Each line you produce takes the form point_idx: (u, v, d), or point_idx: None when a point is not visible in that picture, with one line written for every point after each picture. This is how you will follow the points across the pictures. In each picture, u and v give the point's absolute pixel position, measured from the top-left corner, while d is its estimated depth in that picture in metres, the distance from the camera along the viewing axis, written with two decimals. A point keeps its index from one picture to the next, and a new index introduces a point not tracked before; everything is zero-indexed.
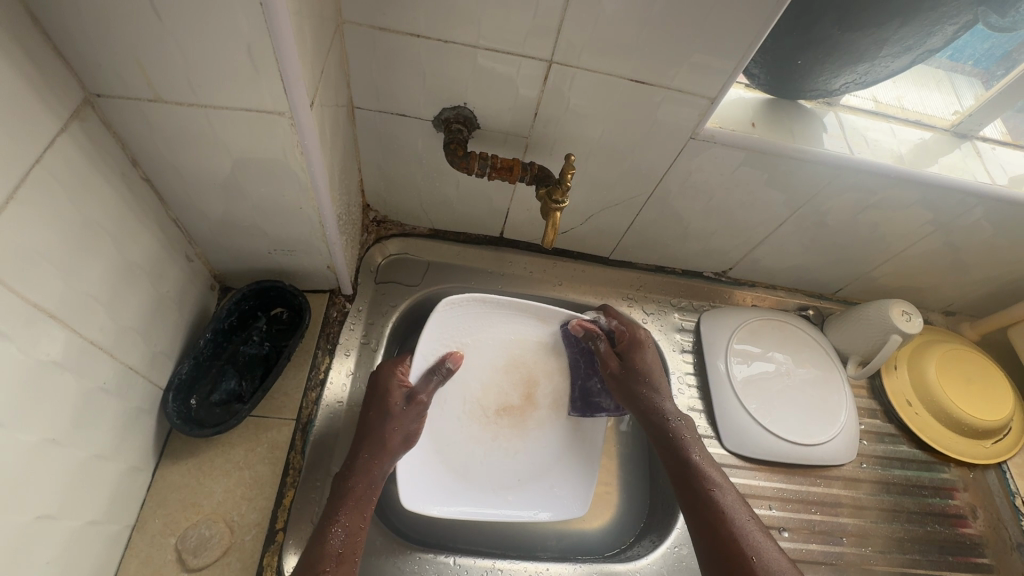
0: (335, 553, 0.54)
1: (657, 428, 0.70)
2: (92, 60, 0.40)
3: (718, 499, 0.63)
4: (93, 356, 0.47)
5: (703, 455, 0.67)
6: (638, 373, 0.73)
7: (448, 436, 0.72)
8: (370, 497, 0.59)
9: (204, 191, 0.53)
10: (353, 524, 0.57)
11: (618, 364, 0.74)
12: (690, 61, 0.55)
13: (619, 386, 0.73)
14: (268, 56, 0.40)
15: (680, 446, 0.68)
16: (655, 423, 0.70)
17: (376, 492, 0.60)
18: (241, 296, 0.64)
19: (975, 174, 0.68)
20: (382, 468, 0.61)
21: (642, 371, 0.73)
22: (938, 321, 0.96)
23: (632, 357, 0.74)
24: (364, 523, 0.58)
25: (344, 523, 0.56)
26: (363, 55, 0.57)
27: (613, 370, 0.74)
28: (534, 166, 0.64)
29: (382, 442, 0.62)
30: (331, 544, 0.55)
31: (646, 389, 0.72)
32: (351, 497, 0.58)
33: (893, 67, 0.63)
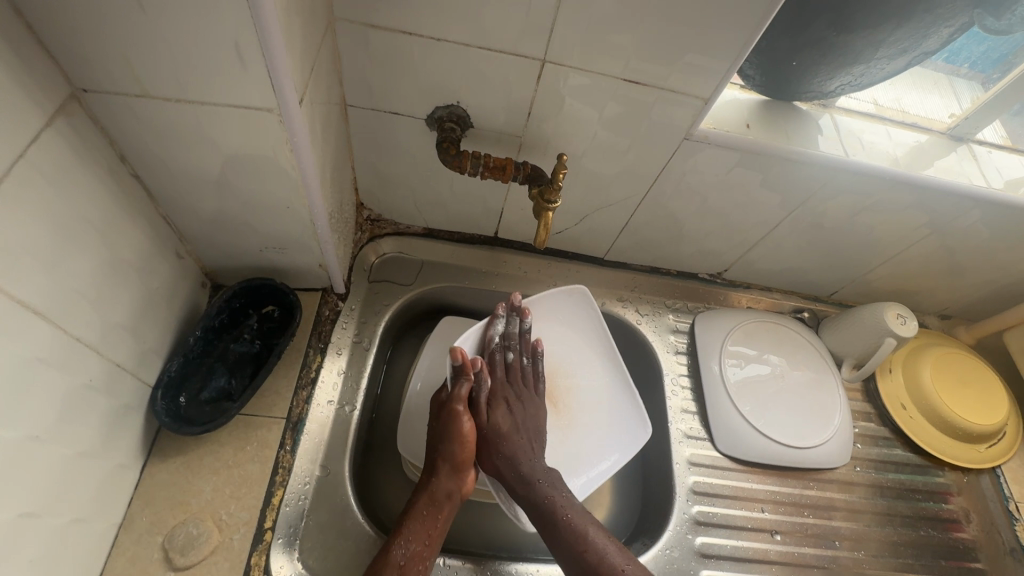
0: (396, 563, 0.55)
1: (545, 513, 0.60)
2: (77, 54, 0.39)
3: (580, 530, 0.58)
4: (78, 353, 0.46)
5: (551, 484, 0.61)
6: (510, 432, 0.64)
7: (590, 454, 0.71)
8: (437, 511, 0.60)
9: (192, 187, 0.53)
10: (415, 538, 0.57)
11: (489, 419, 0.65)
12: (683, 61, 0.55)
13: (487, 458, 0.64)
14: (255, 52, 0.39)
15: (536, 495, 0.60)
16: (541, 511, 0.60)
17: (443, 509, 0.60)
18: (231, 294, 0.63)
19: (970, 177, 0.68)
20: (447, 486, 0.61)
21: (509, 427, 0.65)
22: (934, 324, 0.96)
23: (508, 395, 0.67)
24: (428, 542, 0.58)
25: (407, 536, 0.57)
26: (355, 52, 0.57)
27: (484, 431, 0.65)
28: (527, 165, 0.64)
29: (455, 458, 0.62)
30: (394, 555, 0.55)
31: (519, 456, 0.63)
32: (419, 511, 0.59)
33: (889, 69, 0.62)
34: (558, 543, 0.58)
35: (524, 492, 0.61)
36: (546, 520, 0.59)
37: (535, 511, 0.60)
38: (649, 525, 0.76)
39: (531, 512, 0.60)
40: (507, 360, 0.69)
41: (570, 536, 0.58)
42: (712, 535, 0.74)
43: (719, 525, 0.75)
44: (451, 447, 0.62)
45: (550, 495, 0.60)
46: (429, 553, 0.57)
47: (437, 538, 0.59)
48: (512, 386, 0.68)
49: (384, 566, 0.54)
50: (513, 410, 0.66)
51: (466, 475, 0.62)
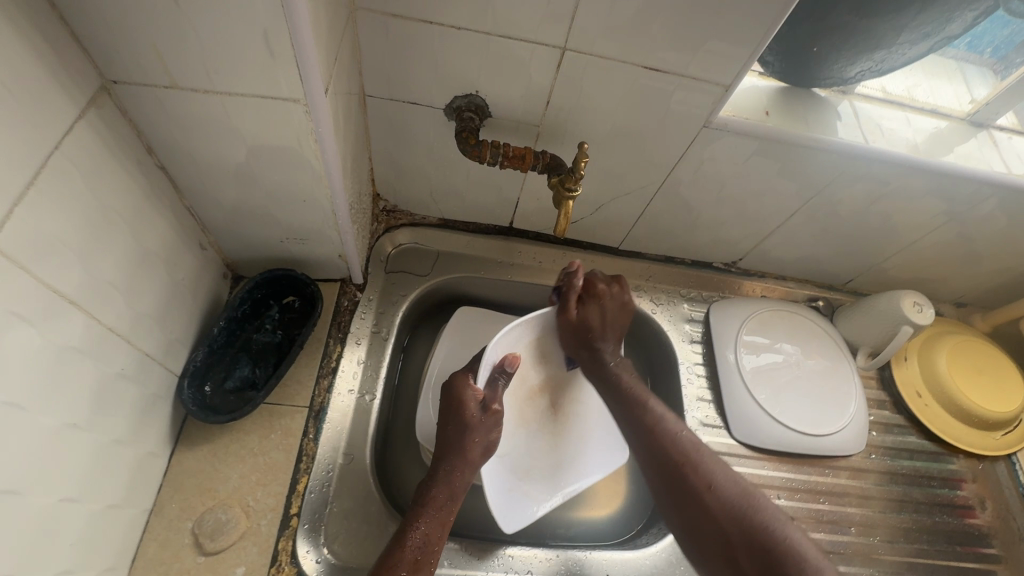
0: (411, 557, 0.53)
1: (617, 390, 0.68)
2: (107, 45, 0.40)
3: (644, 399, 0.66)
4: (111, 343, 0.47)
5: (618, 361, 0.70)
6: (597, 327, 0.69)
7: (574, 469, 0.73)
8: (450, 504, 0.59)
9: (218, 178, 0.53)
10: (432, 532, 0.56)
11: (576, 315, 0.68)
12: (706, 48, 0.54)
13: (572, 343, 0.69)
14: (284, 42, 0.40)
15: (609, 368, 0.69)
16: (614, 384, 0.68)
17: (453, 502, 0.59)
18: (253, 285, 0.64)
19: (991, 164, 0.68)
20: (464, 479, 0.61)
21: (597, 322, 0.69)
22: (949, 312, 0.96)
23: (599, 295, 0.70)
24: (442, 534, 0.57)
25: (424, 529, 0.56)
26: (376, 41, 0.57)
27: (575, 325, 0.68)
28: (546, 154, 0.63)
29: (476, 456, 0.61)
30: (409, 549, 0.54)
31: (599, 342, 0.69)
32: (435, 500, 0.58)
33: (910, 54, 0.62)
34: (627, 413, 0.66)
35: (598, 374, 0.69)
36: (618, 397, 0.67)
37: (608, 385, 0.69)
38: None
39: (603, 387, 0.69)
40: (597, 289, 0.70)
41: (632, 402, 0.66)
42: None
43: None
44: (476, 445, 0.61)
45: (619, 374, 0.69)
46: (441, 542, 0.56)
47: (448, 528, 0.58)
48: (601, 302, 0.69)
49: (399, 558, 0.53)
50: (600, 310, 0.69)
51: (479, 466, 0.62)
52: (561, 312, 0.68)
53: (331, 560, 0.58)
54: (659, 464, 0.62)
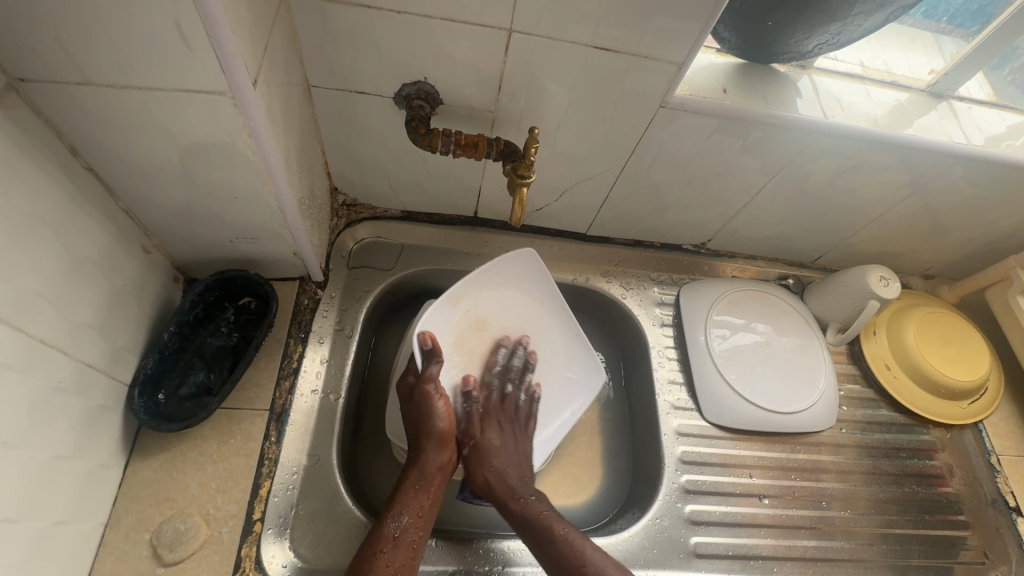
0: (390, 536, 0.56)
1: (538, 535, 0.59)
2: (7, 40, 0.37)
3: (569, 538, 0.58)
4: (44, 355, 0.45)
5: (538, 498, 0.63)
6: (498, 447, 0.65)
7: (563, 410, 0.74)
8: (426, 486, 0.60)
9: (153, 177, 0.51)
10: (410, 510, 0.58)
11: (480, 434, 0.65)
12: (655, 25, 0.53)
13: (474, 468, 0.64)
14: (198, 31, 0.37)
15: (528, 512, 0.61)
16: (533, 525, 0.60)
17: (433, 483, 0.60)
18: (204, 287, 0.62)
19: (951, 134, 0.67)
20: (431, 460, 0.61)
21: (498, 445, 0.65)
22: (917, 284, 0.96)
23: (503, 417, 0.67)
24: (424, 514, 0.59)
25: (401, 510, 0.58)
26: (314, 29, 0.54)
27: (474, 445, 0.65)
28: (499, 141, 0.62)
29: (438, 434, 0.61)
30: (388, 528, 0.56)
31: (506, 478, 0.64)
32: (408, 487, 0.60)
33: (866, 25, 0.61)
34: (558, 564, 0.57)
35: (515, 516, 0.61)
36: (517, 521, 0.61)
37: (527, 528, 0.60)
38: (640, 496, 0.77)
39: (520, 530, 0.60)
40: (505, 392, 0.68)
41: (559, 547, 0.58)
42: (702, 503, 0.75)
43: (709, 492, 0.76)
44: (427, 424, 0.60)
45: (539, 511, 0.61)
46: (424, 524, 0.58)
47: (430, 510, 0.59)
48: (507, 412, 0.68)
49: (379, 537, 0.56)
50: (504, 430, 0.67)
51: (450, 444, 0.62)
52: (465, 432, 0.65)
53: (298, 564, 0.57)
54: None
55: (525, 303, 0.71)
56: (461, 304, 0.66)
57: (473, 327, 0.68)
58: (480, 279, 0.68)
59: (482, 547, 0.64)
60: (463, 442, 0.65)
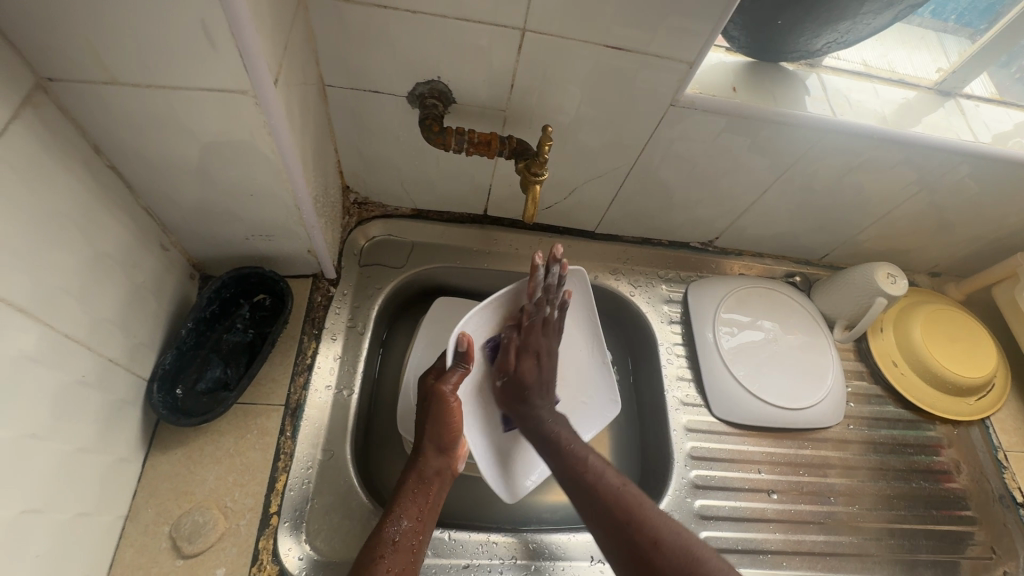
0: (390, 540, 0.55)
1: (552, 448, 0.65)
2: (38, 41, 0.38)
3: (581, 451, 0.63)
4: (69, 350, 0.46)
5: (555, 418, 0.68)
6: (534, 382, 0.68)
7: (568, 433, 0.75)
8: (426, 491, 0.60)
9: (173, 176, 0.52)
10: (409, 514, 0.58)
11: (517, 368, 0.67)
12: (666, 24, 0.53)
13: (509, 400, 0.68)
14: (223, 32, 0.38)
15: (546, 428, 0.66)
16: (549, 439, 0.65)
17: (432, 489, 0.60)
18: (221, 284, 0.63)
19: (959, 132, 0.68)
20: (431, 466, 0.61)
21: (534, 378, 0.68)
22: (923, 282, 0.97)
23: (539, 346, 0.68)
24: (422, 519, 0.58)
25: (401, 513, 0.58)
26: (331, 30, 0.55)
27: (511, 373, 0.67)
28: (512, 139, 0.62)
29: (440, 438, 0.61)
30: (387, 531, 0.56)
31: (536, 398, 0.68)
32: (408, 491, 0.60)
33: (875, 24, 0.61)
34: (567, 475, 0.62)
35: (535, 432, 0.67)
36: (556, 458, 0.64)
37: (542, 442, 0.66)
38: (649, 491, 0.78)
39: (538, 444, 0.66)
40: (542, 315, 0.68)
41: (571, 459, 0.63)
42: (711, 498, 0.75)
43: (717, 488, 0.76)
44: (434, 425, 0.61)
45: (555, 430, 0.66)
46: (423, 528, 0.58)
47: (429, 515, 0.59)
48: (540, 339, 0.69)
49: (379, 540, 0.55)
50: (541, 363, 0.69)
51: (452, 451, 0.63)
52: (501, 365, 0.68)
53: (314, 556, 0.58)
54: (605, 525, 0.57)
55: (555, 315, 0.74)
56: (501, 308, 0.67)
57: None
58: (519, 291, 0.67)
59: (497, 540, 0.65)
60: (499, 376, 0.69)
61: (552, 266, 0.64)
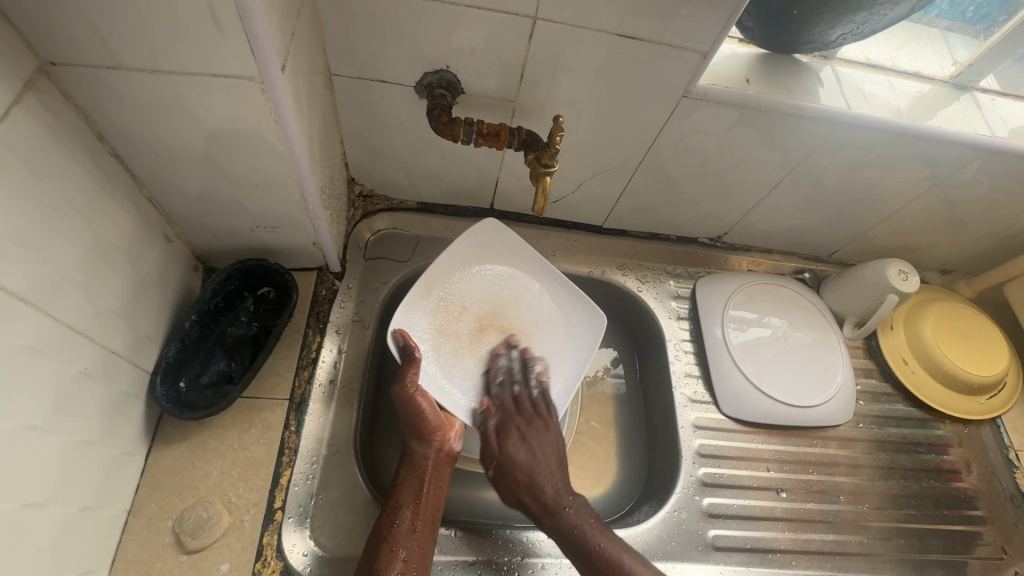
0: (395, 528, 0.56)
1: (578, 547, 0.59)
2: (41, 24, 0.37)
3: (610, 550, 0.58)
4: (72, 341, 0.46)
5: (575, 507, 0.62)
6: (529, 462, 0.64)
7: (570, 369, 0.72)
8: (421, 477, 0.61)
9: (177, 165, 0.51)
10: (409, 501, 0.59)
11: (502, 450, 0.65)
12: (681, 13, 0.52)
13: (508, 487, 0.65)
14: (231, 16, 0.37)
15: (564, 522, 0.61)
16: (570, 536, 0.60)
17: (427, 472, 0.61)
18: (225, 276, 0.62)
19: (975, 126, 0.66)
20: (422, 452, 0.62)
21: (524, 458, 0.64)
22: (933, 279, 0.96)
23: (519, 425, 0.66)
24: (422, 504, 0.59)
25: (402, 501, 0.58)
26: (339, 18, 0.54)
27: (501, 463, 0.65)
28: (521, 130, 0.61)
29: (418, 426, 0.62)
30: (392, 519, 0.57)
31: (542, 489, 0.63)
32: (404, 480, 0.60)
33: (892, 15, 0.60)
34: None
35: (554, 527, 0.61)
36: (582, 559, 0.59)
37: (565, 536, 0.60)
38: (657, 489, 0.77)
39: (559, 537, 0.61)
40: (513, 393, 0.68)
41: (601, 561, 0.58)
42: (719, 496, 0.75)
43: (725, 486, 0.75)
44: (408, 418, 0.62)
45: (578, 524, 0.60)
46: (425, 512, 0.59)
47: (429, 499, 0.60)
48: (524, 415, 0.67)
49: (384, 528, 0.56)
50: (529, 440, 0.65)
51: (434, 432, 0.63)
52: (486, 454, 0.66)
53: (318, 552, 0.57)
54: None
55: (499, 279, 0.73)
56: (435, 295, 0.68)
57: (453, 308, 0.70)
58: (442, 271, 0.69)
59: (503, 538, 0.64)
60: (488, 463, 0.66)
61: (507, 351, 0.70)
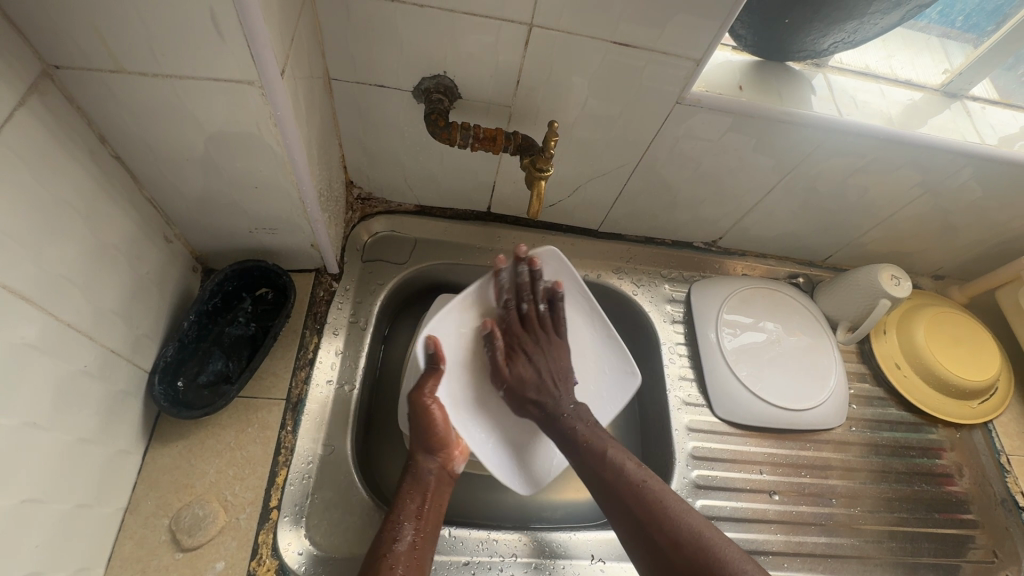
0: (395, 545, 0.55)
1: (574, 442, 0.64)
2: (46, 28, 0.38)
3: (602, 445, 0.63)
4: (71, 339, 0.46)
5: (575, 407, 0.67)
6: (534, 379, 0.68)
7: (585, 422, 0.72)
8: (424, 492, 0.60)
9: (178, 166, 0.52)
10: (411, 518, 0.58)
11: (512, 371, 0.68)
12: (674, 21, 0.53)
13: (516, 403, 0.68)
14: (232, 22, 0.38)
15: (564, 420, 0.66)
16: (566, 431, 0.65)
17: (429, 488, 0.60)
18: (223, 277, 0.63)
19: (964, 134, 0.67)
20: (427, 468, 0.62)
21: (531, 375, 0.68)
22: (926, 285, 0.97)
23: (525, 344, 0.69)
24: (424, 521, 0.58)
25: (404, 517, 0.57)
26: (338, 24, 0.55)
27: (509, 383, 0.68)
28: (517, 135, 0.62)
29: (427, 440, 0.62)
30: (393, 536, 0.55)
31: (547, 398, 0.67)
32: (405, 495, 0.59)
33: (882, 24, 0.61)
34: (588, 466, 0.62)
35: (554, 428, 0.66)
36: (579, 455, 0.63)
37: (563, 434, 0.65)
38: None
39: (559, 435, 0.66)
40: (523, 311, 0.70)
41: (591, 452, 0.62)
42: (712, 498, 0.75)
43: (719, 488, 0.76)
44: (419, 431, 0.62)
45: (574, 424, 0.65)
46: (426, 529, 0.58)
47: (430, 515, 0.59)
48: (531, 334, 0.69)
49: (386, 544, 0.55)
50: (537, 360, 0.69)
51: (443, 450, 0.63)
52: (495, 375, 0.69)
53: (314, 551, 0.58)
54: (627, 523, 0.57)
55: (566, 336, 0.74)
56: (472, 312, 0.69)
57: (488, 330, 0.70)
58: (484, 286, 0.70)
59: (497, 538, 0.65)
60: (499, 385, 0.69)
61: (519, 266, 0.69)
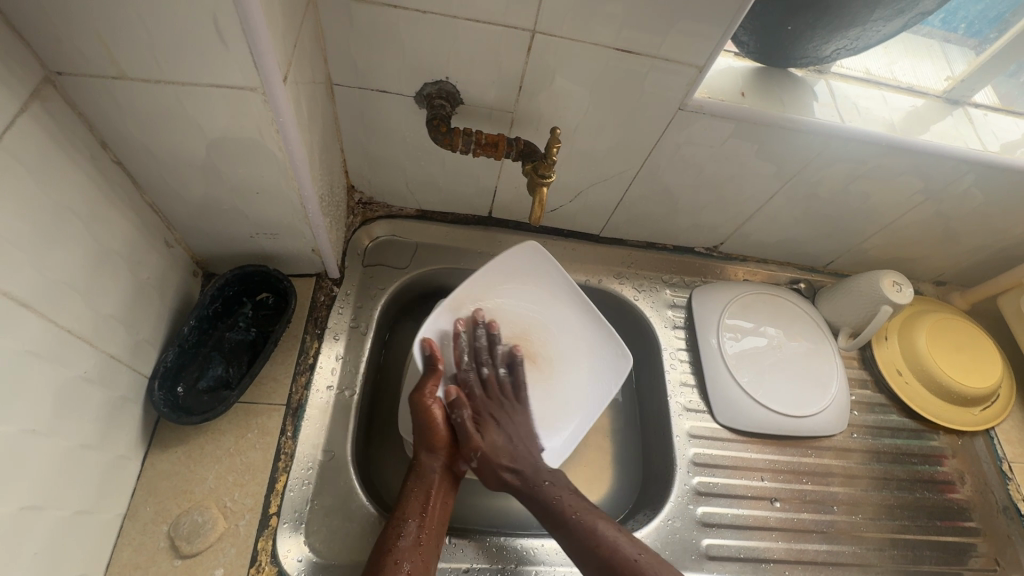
0: (399, 542, 0.56)
1: (557, 520, 0.61)
2: (49, 35, 0.38)
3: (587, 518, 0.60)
4: (71, 345, 0.46)
5: (553, 478, 0.64)
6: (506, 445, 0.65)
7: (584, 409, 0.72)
8: (429, 489, 0.61)
9: (179, 172, 0.51)
10: (417, 515, 0.58)
11: (483, 439, 0.64)
12: (677, 28, 0.53)
13: (489, 475, 0.65)
14: (234, 29, 0.38)
15: (545, 498, 0.62)
16: (550, 510, 0.61)
17: (433, 486, 0.61)
18: (224, 282, 0.63)
19: (967, 141, 0.67)
20: (431, 466, 0.62)
21: (501, 442, 0.65)
22: (928, 291, 0.96)
23: (492, 411, 0.67)
24: (429, 517, 0.59)
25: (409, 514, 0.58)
26: (341, 29, 0.55)
27: (480, 455, 0.64)
28: (519, 141, 0.62)
29: (429, 438, 0.62)
30: (398, 532, 0.56)
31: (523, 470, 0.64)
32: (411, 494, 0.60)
33: (884, 32, 0.61)
34: (575, 544, 0.59)
35: (532, 503, 0.63)
36: (564, 529, 0.60)
37: (544, 511, 0.62)
38: (651, 497, 0.77)
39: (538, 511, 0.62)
40: (483, 375, 0.68)
41: (578, 526, 0.59)
42: (713, 505, 0.75)
43: (720, 495, 0.76)
44: (419, 429, 0.62)
45: (556, 495, 0.62)
46: (430, 526, 0.58)
47: (435, 512, 0.60)
48: (495, 400, 0.68)
49: (391, 541, 0.56)
50: (502, 424, 0.67)
51: (444, 448, 0.63)
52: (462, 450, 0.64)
53: (313, 558, 0.58)
54: None
55: (558, 342, 0.73)
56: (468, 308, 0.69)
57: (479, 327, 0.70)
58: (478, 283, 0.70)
59: (497, 545, 0.65)
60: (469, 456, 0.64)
61: (478, 328, 0.68)
